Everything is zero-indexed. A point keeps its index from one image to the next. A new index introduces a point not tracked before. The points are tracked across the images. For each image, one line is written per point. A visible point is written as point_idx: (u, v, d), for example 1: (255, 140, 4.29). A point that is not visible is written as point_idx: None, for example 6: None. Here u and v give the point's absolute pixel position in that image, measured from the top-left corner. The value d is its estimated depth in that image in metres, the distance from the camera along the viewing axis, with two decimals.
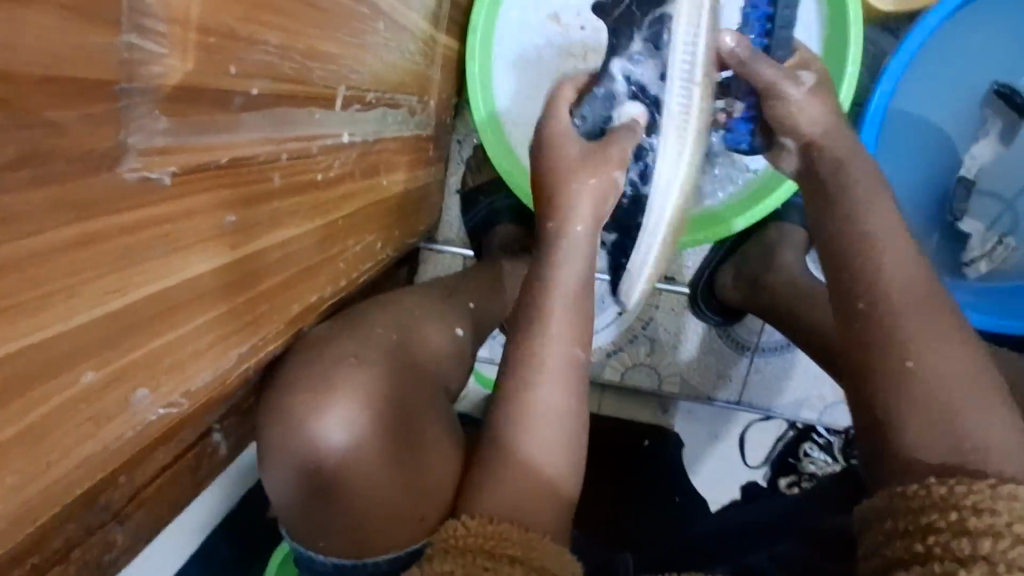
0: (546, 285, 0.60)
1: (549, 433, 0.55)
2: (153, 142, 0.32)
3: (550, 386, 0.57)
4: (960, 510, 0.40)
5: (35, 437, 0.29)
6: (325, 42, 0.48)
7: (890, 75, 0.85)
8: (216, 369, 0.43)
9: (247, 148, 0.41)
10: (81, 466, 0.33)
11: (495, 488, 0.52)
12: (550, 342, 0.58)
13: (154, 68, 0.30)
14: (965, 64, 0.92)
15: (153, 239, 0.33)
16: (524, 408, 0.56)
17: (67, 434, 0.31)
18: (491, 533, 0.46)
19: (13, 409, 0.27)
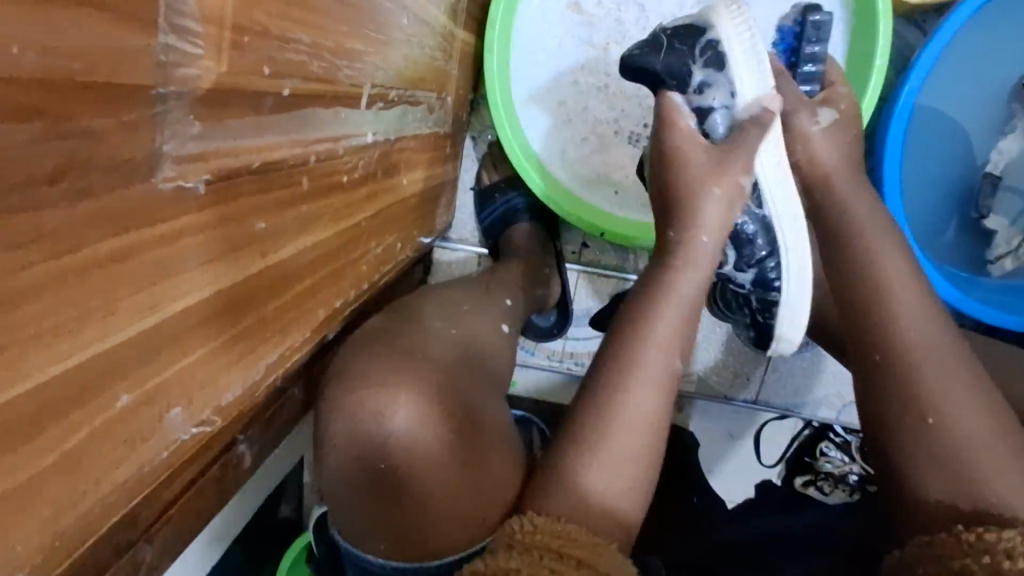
0: (660, 285, 0.58)
1: (630, 444, 0.52)
2: (187, 148, 0.30)
3: (647, 397, 0.54)
4: (993, 555, 0.40)
5: (72, 464, 0.27)
6: (353, 39, 0.46)
7: (918, 69, 0.83)
8: (246, 382, 0.41)
9: (277, 152, 0.39)
10: (114, 492, 0.31)
11: (558, 495, 0.50)
12: (659, 346, 0.56)
13: (190, 70, 0.29)
14: (995, 58, 0.90)
15: (188, 251, 0.31)
16: (612, 414, 0.53)
17: (102, 459, 0.29)
18: (557, 531, 0.46)
19: (49, 437, 0.25)
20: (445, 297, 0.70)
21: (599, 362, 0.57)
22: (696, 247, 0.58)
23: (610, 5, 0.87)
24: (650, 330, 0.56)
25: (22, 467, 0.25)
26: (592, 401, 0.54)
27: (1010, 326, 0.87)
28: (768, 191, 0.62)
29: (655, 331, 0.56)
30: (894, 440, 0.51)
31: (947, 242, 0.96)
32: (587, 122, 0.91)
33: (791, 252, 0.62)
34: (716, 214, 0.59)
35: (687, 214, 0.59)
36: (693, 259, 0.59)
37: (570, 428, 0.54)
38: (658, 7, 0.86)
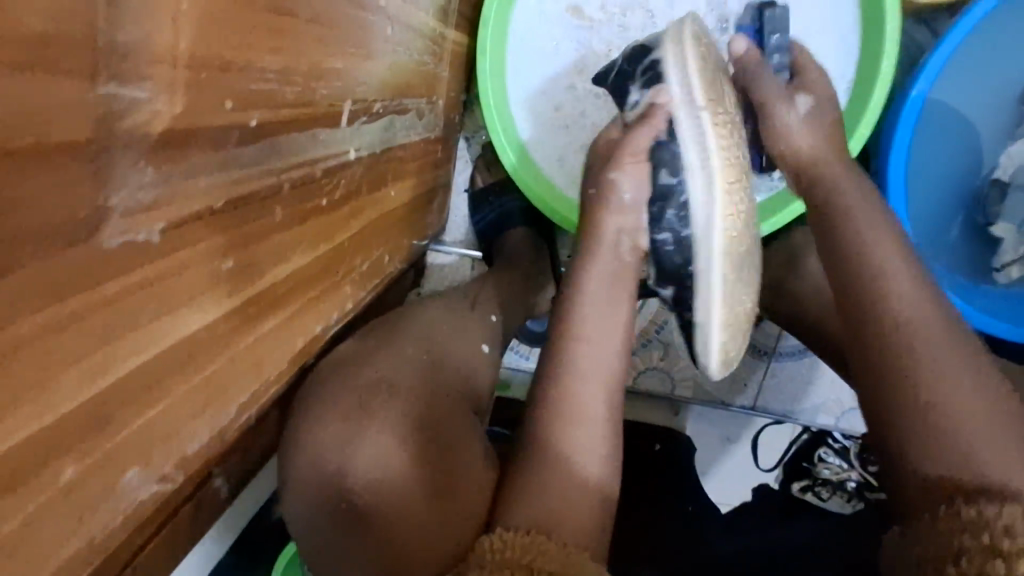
0: (577, 292, 0.62)
1: (590, 436, 0.58)
2: (139, 198, 0.28)
3: (596, 391, 0.60)
4: (992, 532, 0.40)
5: (9, 547, 0.26)
6: (329, 55, 0.43)
7: (927, 73, 0.80)
8: (214, 427, 0.39)
9: (245, 186, 0.37)
10: (65, 563, 0.30)
11: (528, 497, 0.54)
12: (594, 348, 0.61)
13: (139, 116, 0.26)
14: (1005, 61, 0.87)
15: (141, 305, 0.30)
16: (567, 410, 0.58)
17: (45, 534, 0.27)
18: (528, 545, 0.48)
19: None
20: (436, 312, 0.68)
21: (545, 364, 0.62)
22: (604, 253, 0.63)
23: (612, 9, 0.84)
24: (582, 333, 0.61)
25: None
26: (545, 402, 0.59)
27: (1004, 335, 0.85)
28: (694, 210, 0.58)
29: (587, 333, 0.61)
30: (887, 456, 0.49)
31: (949, 248, 0.93)
32: (586, 129, 0.87)
33: (705, 271, 0.59)
34: (623, 221, 0.62)
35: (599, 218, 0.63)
36: (608, 266, 0.63)
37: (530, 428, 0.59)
38: (661, 13, 0.83)
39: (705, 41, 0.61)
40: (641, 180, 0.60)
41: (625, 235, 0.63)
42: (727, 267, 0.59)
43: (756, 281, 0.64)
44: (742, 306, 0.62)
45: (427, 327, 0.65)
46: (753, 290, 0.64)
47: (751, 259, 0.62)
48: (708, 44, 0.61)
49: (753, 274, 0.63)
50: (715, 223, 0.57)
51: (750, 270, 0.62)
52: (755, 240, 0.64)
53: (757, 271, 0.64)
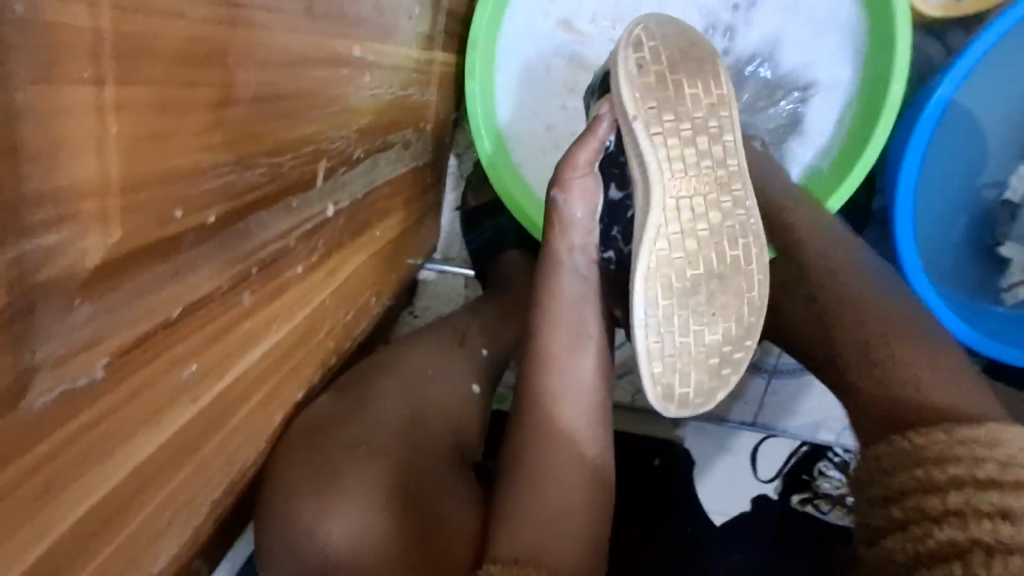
0: (547, 317, 0.61)
1: (568, 465, 0.57)
2: (72, 342, 0.25)
3: (572, 415, 0.60)
4: (925, 466, 0.47)
5: None
6: (295, 125, 0.39)
7: (945, 88, 0.75)
8: (182, 532, 0.38)
9: (209, 284, 0.34)
10: None
11: (517, 528, 0.53)
12: (562, 371, 0.60)
13: (63, 263, 0.23)
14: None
15: (80, 450, 0.27)
16: (545, 439, 0.58)
17: None
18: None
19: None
20: (429, 351, 0.66)
21: (523, 390, 0.62)
22: (567, 274, 0.61)
23: (604, 21, 0.79)
24: (554, 359, 0.61)
25: None
26: (524, 432, 0.59)
27: (1005, 357, 0.82)
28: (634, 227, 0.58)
29: (558, 358, 0.61)
30: (868, 506, 0.50)
31: (952, 263, 0.90)
32: None
33: (636, 300, 0.57)
34: (577, 242, 0.61)
35: (557, 238, 0.61)
36: (572, 289, 0.61)
37: (512, 457, 0.58)
38: None
39: (655, 45, 0.59)
40: (588, 197, 0.59)
41: (577, 253, 0.61)
42: (660, 293, 0.58)
43: (736, 308, 0.60)
44: (693, 336, 0.59)
45: (419, 371, 0.63)
46: (726, 319, 0.60)
47: (717, 283, 0.59)
48: (660, 47, 0.59)
49: (725, 301, 0.59)
50: (643, 245, 0.57)
51: (712, 296, 0.58)
52: (740, 264, 0.59)
53: (741, 297, 0.60)
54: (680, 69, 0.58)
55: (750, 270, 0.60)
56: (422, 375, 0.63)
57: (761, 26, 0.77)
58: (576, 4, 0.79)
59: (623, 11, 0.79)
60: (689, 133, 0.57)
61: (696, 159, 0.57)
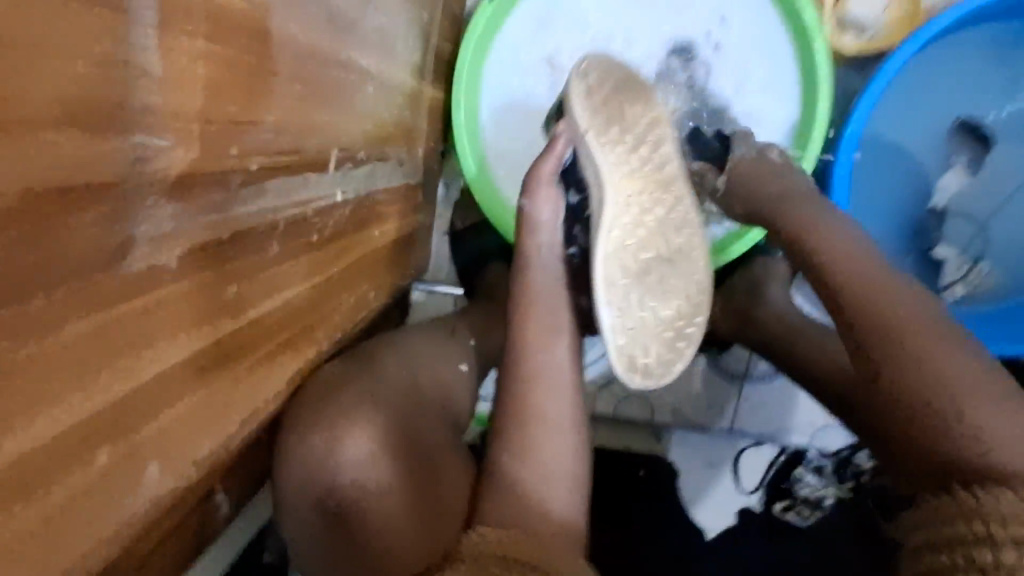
0: (524, 308, 0.69)
1: (551, 445, 0.63)
2: (160, 228, 0.33)
3: (551, 400, 0.65)
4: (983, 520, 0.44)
5: (49, 517, 0.31)
6: (314, 111, 0.49)
7: (869, 100, 0.83)
8: (222, 437, 0.45)
9: (248, 220, 0.42)
10: (94, 542, 0.35)
11: (499, 500, 0.60)
12: (540, 357, 0.67)
13: (160, 161, 0.32)
14: (940, 93, 0.91)
15: (154, 321, 0.35)
16: (528, 422, 0.64)
17: (79, 513, 0.33)
18: (507, 540, 0.55)
19: (29, 501, 0.29)
20: (427, 335, 0.74)
21: (506, 377, 0.67)
22: (538, 269, 0.70)
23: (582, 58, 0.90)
24: (535, 347, 0.67)
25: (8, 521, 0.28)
26: (509, 416, 0.65)
27: None
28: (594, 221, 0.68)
29: (537, 346, 0.67)
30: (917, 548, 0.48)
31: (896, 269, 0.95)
32: None
33: (597, 281, 0.66)
34: (544, 241, 0.70)
35: (527, 238, 0.70)
36: (544, 282, 0.70)
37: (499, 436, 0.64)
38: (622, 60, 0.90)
39: (599, 74, 0.71)
40: (552, 201, 0.69)
41: (545, 250, 0.70)
42: (617, 273, 0.66)
43: (684, 288, 0.68)
44: (649, 311, 0.67)
45: (414, 349, 0.71)
46: (676, 296, 0.67)
47: (665, 267, 0.67)
48: (604, 76, 0.71)
49: (675, 282, 0.67)
50: (602, 234, 0.66)
51: (662, 277, 0.67)
52: (685, 250, 0.68)
53: (689, 280, 0.68)
54: (623, 94, 0.70)
55: (693, 256, 0.69)
56: (417, 352, 0.70)
57: (722, 76, 0.88)
58: (558, 44, 0.90)
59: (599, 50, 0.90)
60: (636, 143, 0.68)
61: (640, 163, 0.67)
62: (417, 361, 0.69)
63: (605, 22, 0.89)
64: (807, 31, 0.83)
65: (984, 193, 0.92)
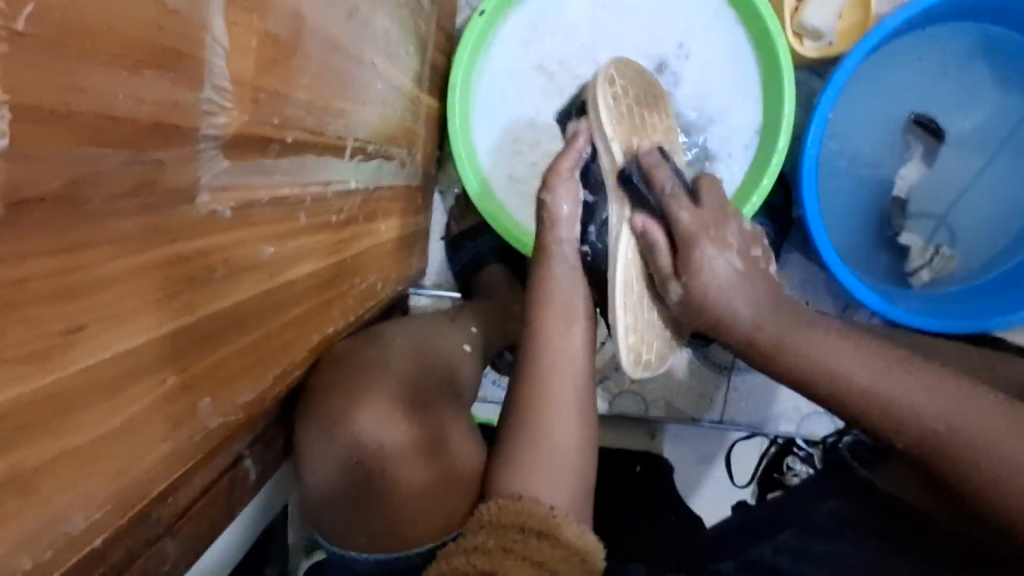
0: (539, 299, 0.67)
1: (559, 427, 0.63)
2: (217, 179, 0.38)
3: (563, 384, 0.65)
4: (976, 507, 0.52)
5: (131, 430, 0.34)
6: (335, 98, 0.54)
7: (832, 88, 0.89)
8: (256, 388, 0.48)
9: (280, 189, 0.47)
10: (159, 464, 0.38)
11: (518, 475, 0.60)
12: (553, 348, 0.66)
13: (219, 117, 0.36)
14: (891, 91, 0.98)
15: (213, 262, 0.39)
16: (541, 403, 0.64)
17: (152, 431, 0.36)
18: (519, 513, 0.55)
19: (120, 405, 0.33)
20: (432, 321, 0.78)
21: (519, 360, 0.67)
22: (558, 262, 0.67)
23: (567, 62, 0.95)
24: (549, 333, 0.66)
25: (101, 421, 0.32)
26: (521, 397, 0.65)
27: (935, 329, 0.89)
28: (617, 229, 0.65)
29: (552, 333, 0.66)
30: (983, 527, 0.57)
31: (862, 254, 1.02)
32: (541, 162, 0.98)
33: (617, 285, 0.63)
34: (565, 234, 0.67)
35: (547, 228, 0.67)
36: (564, 277, 0.67)
37: (513, 416, 0.65)
38: (609, 65, 0.95)
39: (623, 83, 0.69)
40: (572, 198, 0.67)
41: (570, 247, 0.67)
42: (636, 279, 0.63)
43: None
44: (656, 313, 0.65)
45: (422, 331, 0.75)
46: None
47: None
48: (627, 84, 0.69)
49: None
50: (623, 240, 0.63)
51: None
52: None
53: None
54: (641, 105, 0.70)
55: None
56: (426, 334, 0.74)
57: (691, 82, 0.95)
58: (545, 49, 0.95)
59: (586, 54, 0.95)
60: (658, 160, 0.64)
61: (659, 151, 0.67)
62: (430, 343, 0.73)
63: (592, 32, 0.95)
64: (765, 32, 0.89)
65: (939, 182, 1.00)
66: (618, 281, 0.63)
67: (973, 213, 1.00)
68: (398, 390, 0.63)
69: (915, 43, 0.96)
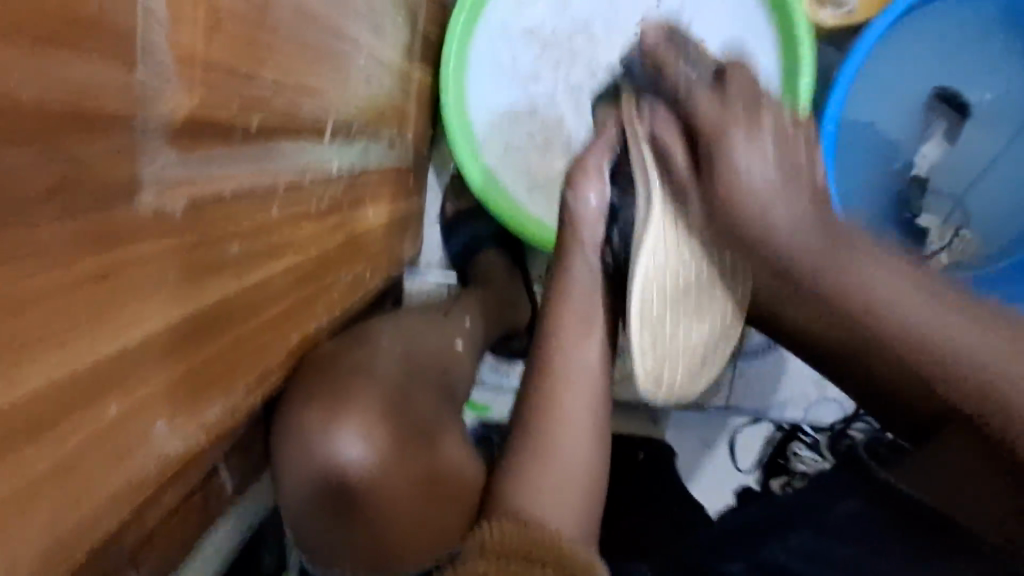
0: (557, 304, 0.64)
1: (569, 440, 0.60)
2: (165, 175, 0.33)
3: (576, 394, 0.61)
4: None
5: (68, 467, 0.30)
6: (310, 75, 0.48)
7: (851, 63, 0.83)
8: (225, 402, 0.44)
9: (247, 180, 0.42)
10: (110, 498, 0.34)
11: (521, 490, 0.57)
12: (564, 358, 0.62)
13: (163, 103, 0.32)
14: (913, 64, 0.90)
15: (164, 270, 0.34)
16: (551, 416, 0.60)
17: (96, 464, 0.32)
18: (524, 534, 0.51)
19: (49, 442, 0.29)
20: (423, 315, 0.74)
21: (530, 366, 0.64)
22: (581, 263, 0.63)
23: (564, 30, 0.89)
24: (563, 339, 0.63)
25: (29, 465, 0.28)
26: (529, 408, 0.62)
27: None
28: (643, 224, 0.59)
29: (568, 339, 0.62)
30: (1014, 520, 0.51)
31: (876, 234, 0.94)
32: (537, 138, 0.92)
33: (633, 301, 0.58)
34: (589, 238, 0.63)
35: (572, 234, 0.63)
36: (583, 281, 0.63)
37: (519, 427, 0.62)
38: (606, 33, 0.88)
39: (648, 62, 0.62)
40: (600, 198, 0.62)
41: (595, 251, 0.63)
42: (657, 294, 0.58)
43: (716, 309, 0.62)
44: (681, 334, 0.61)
45: (414, 326, 0.71)
46: (709, 320, 0.62)
47: (703, 288, 0.61)
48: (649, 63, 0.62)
49: (711, 307, 0.61)
50: (645, 247, 0.58)
51: (699, 299, 0.61)
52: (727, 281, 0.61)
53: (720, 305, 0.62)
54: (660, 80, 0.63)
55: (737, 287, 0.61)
56: (417, 329, 0.70)
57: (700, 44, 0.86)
58: (541, 15, 0.89)
59: (584, 21, 0.88)
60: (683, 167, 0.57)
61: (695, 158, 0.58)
62: (421, 340, 0.69)
63: (586, 2, 0.88)
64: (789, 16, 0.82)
65: (961, 163, 0.92)
66: (634, 298, 0.58)
67: (994, 193, 0.92)
68: (386, 394, 0.59)
69: (945, 8, 0.87)
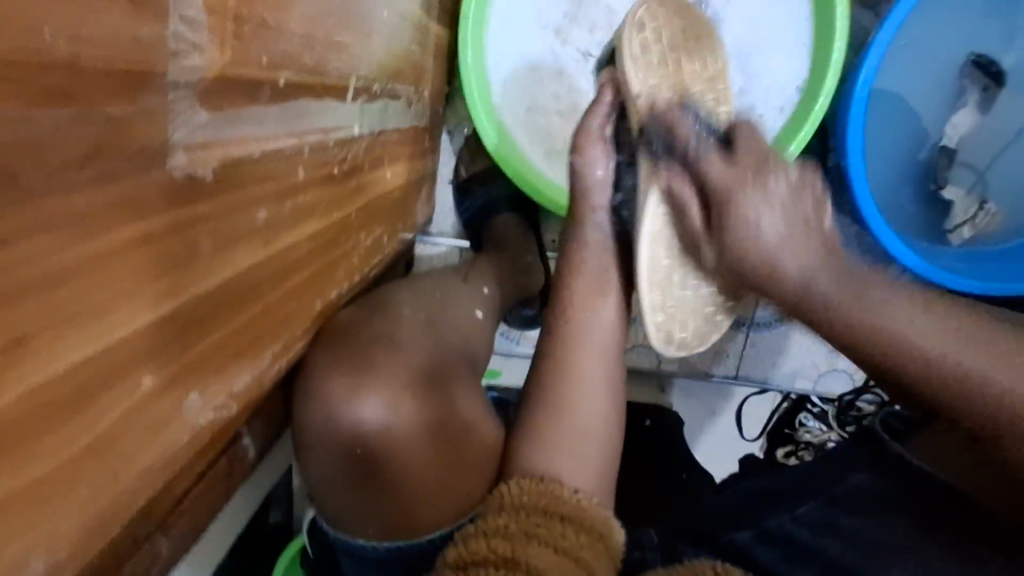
0: (570, 266, 0.61)
1: (588, 402, 0.59)
2: (196, 136, 0.31)
3: (592, 356, 0.60)
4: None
5: (106, 443, 0.29)
6: (336, 29, 0.46)
7: (893, 20, 0.78)
8: (253, 370, 0.43)
9: (273, 142, 0.40)
10: (146, 472, 0.33)
11: (537, 450, 0.56)
12: (580, 322, 0.60)
13: (194, 59, 0.29)
14: (951, 27, 0.85)
15: (196, 237, 0.32)
16: (568, 379, 0.59)
17: (131, 440, 0.31)
18: (543, 490, 0.52)
19: (87, 418, 0.28)
20: (441, 281, 0.73)
21: (545, 330, 0.62)
22: (592, 227, 0.61)
23: None
24: (580, 302, 0.60)
25: (68, 443, 0.27)
26: (543, 372, 0.60)
27: (968, 290, 0.80)
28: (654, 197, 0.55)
29: (585, 302, 0.60)
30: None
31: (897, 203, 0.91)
32: (561, 100, 0.88)
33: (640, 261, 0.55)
34: (599, 201, 0.61)
35: (581, 198, 0.61)
36: (597, 243, 0.61)
37: (534, 387, 0.60)
38: None
39: (657, 25, 0.58)
40: (606, 164, 0.60)
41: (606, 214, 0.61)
42: (663, 251, 0.55)
43: None
44: (691, 288, 0.57)
45: (434, 292, 0.70)
46: None
47: None
48: (662, 27, 0.58)
49: None
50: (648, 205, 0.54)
51: None
52: None
53: None
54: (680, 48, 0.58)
55: None
56: (437, 296, 0.69)
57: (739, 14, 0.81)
58: None
59: None
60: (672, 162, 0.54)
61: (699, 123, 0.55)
62: (441, 306, 0.68)
63: None
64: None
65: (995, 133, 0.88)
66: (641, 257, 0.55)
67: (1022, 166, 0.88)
68: (409, 363, 0.58)
69: None
